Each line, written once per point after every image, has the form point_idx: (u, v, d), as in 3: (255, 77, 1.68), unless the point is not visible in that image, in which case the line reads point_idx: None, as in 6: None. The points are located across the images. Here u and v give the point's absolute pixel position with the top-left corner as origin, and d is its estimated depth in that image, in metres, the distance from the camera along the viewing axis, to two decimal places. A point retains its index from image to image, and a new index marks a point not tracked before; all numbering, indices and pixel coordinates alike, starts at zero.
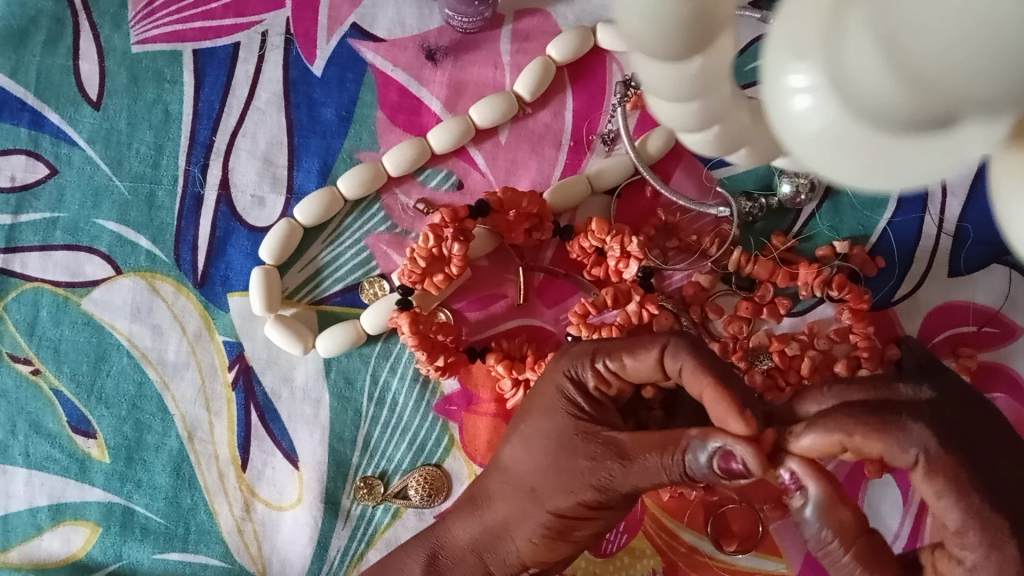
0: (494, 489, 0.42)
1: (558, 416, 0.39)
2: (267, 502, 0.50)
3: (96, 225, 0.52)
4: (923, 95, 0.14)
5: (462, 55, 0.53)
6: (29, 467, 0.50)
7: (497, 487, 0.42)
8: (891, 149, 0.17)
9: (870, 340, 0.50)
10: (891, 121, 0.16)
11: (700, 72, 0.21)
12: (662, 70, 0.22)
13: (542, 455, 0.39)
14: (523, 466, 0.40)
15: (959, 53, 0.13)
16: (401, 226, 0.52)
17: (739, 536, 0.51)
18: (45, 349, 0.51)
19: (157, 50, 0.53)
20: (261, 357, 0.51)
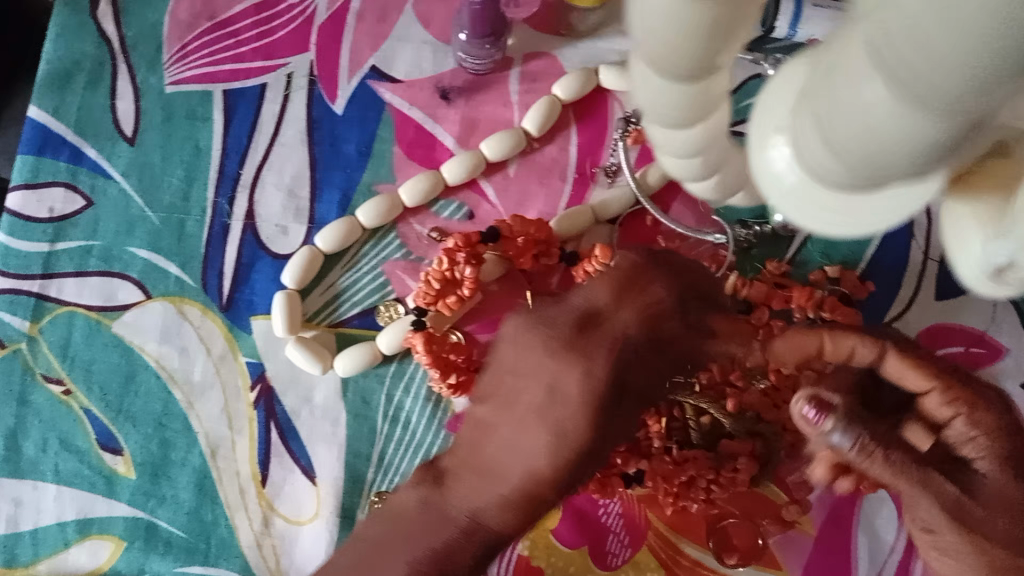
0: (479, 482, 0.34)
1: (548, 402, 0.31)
2: (286, 517, 0.52)
3: (129, 252, 0.55)
4: (877, 155, 0.13)
5: (475, 95, 0.57)
6: (58, 483, 0.52)
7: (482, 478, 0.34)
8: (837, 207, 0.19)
9: None
10: (841, 180, 0.15)
11: (705, 134, 0.24)
12: (671, 134, 0.24)
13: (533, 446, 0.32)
14: (513, 458, 0.33)
15: (885, 109, 0.12)
16: (416, 254, 0.55)
17: (740, 550, 0.53)
18: (78, 369, 0.54)
19: (189, 90, 0.57)
20: (283, 377, 0.53)
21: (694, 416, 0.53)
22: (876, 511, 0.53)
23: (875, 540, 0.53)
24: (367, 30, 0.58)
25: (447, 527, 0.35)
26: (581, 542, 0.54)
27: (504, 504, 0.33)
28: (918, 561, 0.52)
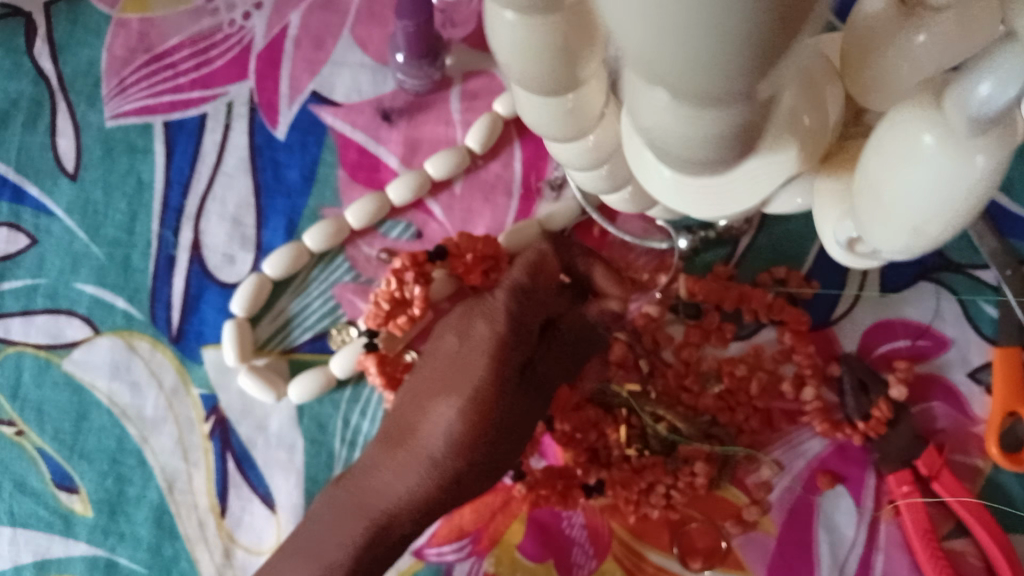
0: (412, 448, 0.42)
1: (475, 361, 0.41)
2: (247, 547, 0.51)
3: (75, 289, 0.55)
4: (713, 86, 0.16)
5: (416, 115, 0.57)
6: (14, 525, 0.52)
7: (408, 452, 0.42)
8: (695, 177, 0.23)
9: (814, 359, 0.52)
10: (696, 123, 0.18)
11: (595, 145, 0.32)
12: (572, 147, 0.33)
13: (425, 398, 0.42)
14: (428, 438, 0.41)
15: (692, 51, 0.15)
16: (365, 276, 0.55)
17: (704, 553, 0.51)
18: (29, 410, 0.53)
19: (129, 124, 0.58)
20: (236, 407, 0.53)
21: (653, 423, 0.52)
22: (835, 506, 0.52)
23: (837, 537, 0.51)
24: (305, 56, 0.58)
25: (409, 476, 0.42)
26: (542, 554, 0.52)
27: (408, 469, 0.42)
28: (880, 555, 0.51)
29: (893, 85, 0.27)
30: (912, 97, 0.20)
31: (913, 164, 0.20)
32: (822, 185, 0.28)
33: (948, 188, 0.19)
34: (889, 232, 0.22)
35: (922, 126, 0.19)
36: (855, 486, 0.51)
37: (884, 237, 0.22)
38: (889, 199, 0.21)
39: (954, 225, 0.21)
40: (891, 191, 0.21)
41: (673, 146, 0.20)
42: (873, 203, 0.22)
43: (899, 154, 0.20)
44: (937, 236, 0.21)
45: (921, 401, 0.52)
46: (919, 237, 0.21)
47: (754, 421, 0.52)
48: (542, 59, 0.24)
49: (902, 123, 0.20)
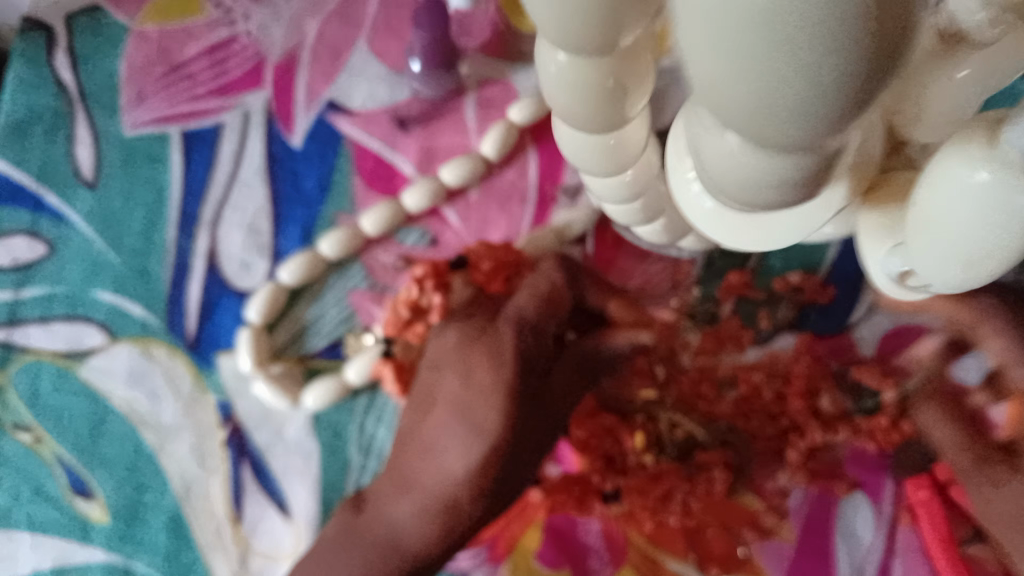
0: (419, 467, 0.43)
1: (478, 375, 0.42)
2: (263, 554, 0.51)
3: (93, 297, 0.55)
4: None
5: (431, 123, 0.58)
6: (32, 531, 0.51)
7: (424, 470, 0.43)
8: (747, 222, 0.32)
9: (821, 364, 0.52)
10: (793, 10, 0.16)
11: (633, 178, 0.37)
12: (611, 182, 0.38)
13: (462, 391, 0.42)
14: (449, 448, 0.41)
15: None
16: (380, 283, 0.55)
17: (719, 560, 0.51)
18: (47, 417, 0.53)
19: (147, 133, 0.58)
20: (253, 415, 0.53)
21: (668, 429, 0.52)
22: (854, 512, 0.51)
23: (854, 543, 0.50)
24: (321, 65, 0.59)
25: (423, 489, 0.42)
26: (557, 560, 0.51)
27: (420, 506, 0.42)
28: (898, 562, 0.50)
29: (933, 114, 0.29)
30: (961, 135, 0.23)
31: (959, 195, 0.23)
32: (867, 218, 0.32)
33: (993, 211, 0.22)
34: (939, 263, 0.25)
35: (972, 166, 0.22)
36: (873, 492, 0.51)
37: (934, 267, 0.26)
38: (942, 228, 0.24)
39: (996, 258, 0.24)
40: (946, 223, 0.24)
41: (751, 199, 0.24)
42: (922, 229, 0.25)
43: (946, 191, 0.23)
44: (989, 265, 0.24)
45: None
46: (971, 268, 0.25)
47: (770, 428, 0.51)
48: (593, 105, 0.29)
49: (949, 165, 0.23)
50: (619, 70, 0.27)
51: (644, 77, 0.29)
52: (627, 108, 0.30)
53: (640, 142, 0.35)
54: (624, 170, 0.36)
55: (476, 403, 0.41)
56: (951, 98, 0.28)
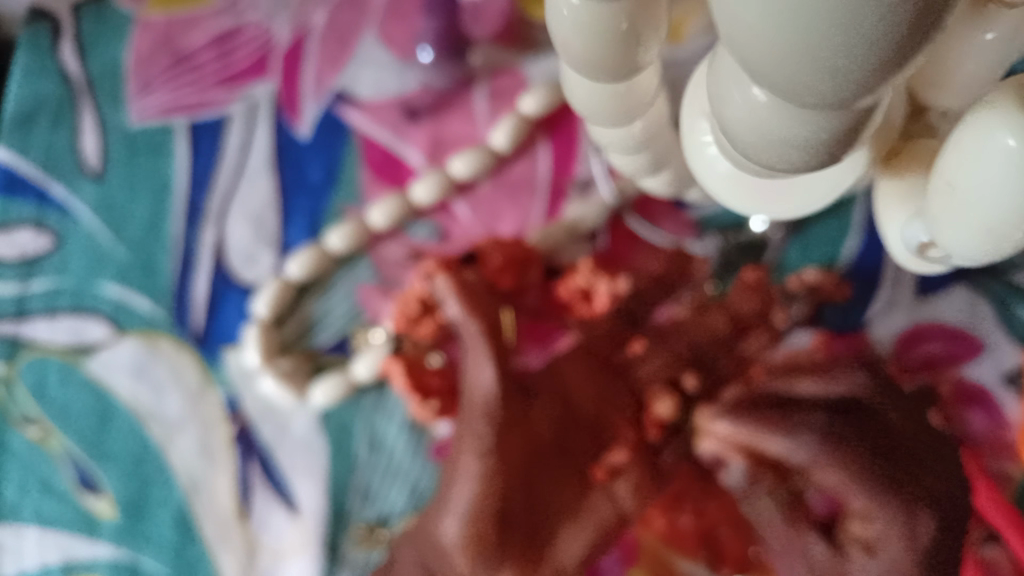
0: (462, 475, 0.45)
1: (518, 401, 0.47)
2: (271, 550, 0.50)
3: (100, 290, 0.55)
4: None
5: (441, 113, 0.57)
6: (41, 525, 0.51)
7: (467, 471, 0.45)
8: (760, 190, 0.33)
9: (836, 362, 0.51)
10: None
11: (641, 129, 0.36)
12: (617, 133, 0.37)
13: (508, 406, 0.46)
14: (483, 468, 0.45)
15: None
16: (388, 277, 0.54)
17: (732, 560, 0.50)
18: (54, 411, 0.53)
19: (153, 124, 0.58)
20: (259, 411, 0.53)
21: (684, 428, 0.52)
22: None
23: None
24: (329, 53, 0.58)
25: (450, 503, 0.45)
26: None
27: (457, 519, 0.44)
28: None
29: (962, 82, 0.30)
30: (991, 97, 0.24)
31: (989, 161, 0.24)
32: (889, 186, 0.34)
33: (1014, 177, 0.23)
34: (960, 237, 0.27)
35: (1001, 131, 0.23)
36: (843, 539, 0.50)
37: (961, 241, 0.27)
38: (969, 197, 0.25)
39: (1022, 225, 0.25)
40: (971, 191, 0.25)
41: (767, 158, 0.25)
42: (943, 202, 0.26)
43: (976, 153, 0.24)
44: (1013, 234, 0.25)
45: (959, 408, 0.51)
46: (996, 237, 0.26)
47: None
48: (607, 50, 0.28)
49: (984, 129, 0.23)
50: (635, 15, 0.27)
51: (663, 22, 0.28)
52: (642, 57, 0.29)
53: (652, 91, 0.34)
54: (632, 121, 0.35)
55: (569, 436, 0.47)
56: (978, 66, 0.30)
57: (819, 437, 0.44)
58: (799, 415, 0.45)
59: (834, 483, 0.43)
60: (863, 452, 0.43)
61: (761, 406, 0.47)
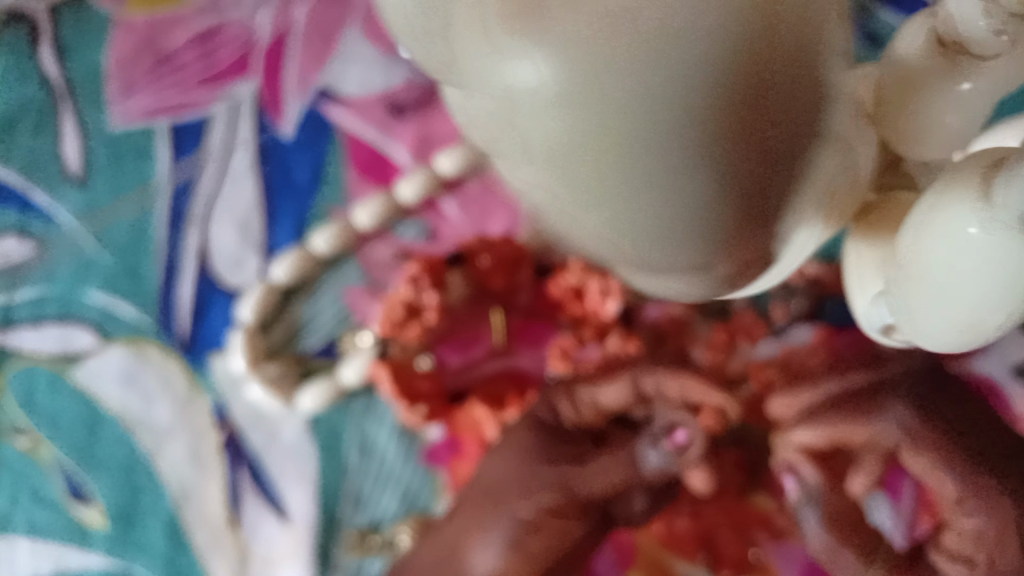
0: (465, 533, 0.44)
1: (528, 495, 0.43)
2: (262, 558, 0.50)
3: (86, 297, 0.54)
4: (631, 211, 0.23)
5: (429, 108, 0.56)
6: (31, 535, 0.51)
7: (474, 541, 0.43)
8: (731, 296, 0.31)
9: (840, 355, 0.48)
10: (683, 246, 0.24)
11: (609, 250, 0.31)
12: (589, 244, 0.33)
13: (515, 479, 0.43)
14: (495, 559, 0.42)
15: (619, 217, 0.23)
16: (376, 278, 0.53)
17: (730, 562, 0.49)
18: (43, 419, 0.52)
19: (135, 128, 0.57)
20: (248, 417, 0.52)
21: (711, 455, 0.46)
22: None
23: None
24: (313, 52, 0.58)
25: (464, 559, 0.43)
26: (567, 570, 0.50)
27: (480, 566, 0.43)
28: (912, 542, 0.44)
29: (943, 136, 0.30)
30: (956, 180, 0.24)
31: (965, 257, 0.24)
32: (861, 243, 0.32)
33: (993, 266, 0.23)
34: (934, 326, 0.26)
35: (964, 221, 0.23)
36: None
37: (932, 329, 0.27)
38: (939, 288, 0.25)
39: (998, 308, 0.24)
40: (939, 282, 0.25)
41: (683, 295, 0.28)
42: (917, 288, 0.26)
43: (945, 240, 0.24)
44: (985, 330, 0.25)
45: None
46: (967, 332, 0.26)
47: None
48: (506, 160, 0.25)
49: (950, 217, 0.24)
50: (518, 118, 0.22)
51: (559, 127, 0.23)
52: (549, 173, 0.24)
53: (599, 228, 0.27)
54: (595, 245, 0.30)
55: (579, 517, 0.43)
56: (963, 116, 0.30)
57: (916, 418, 0.35)
58: (869, 398, 0.37)
59: (921, 472, 0.35)
60: (964, 449, 0.35)
61: (828, 403, 0.38)
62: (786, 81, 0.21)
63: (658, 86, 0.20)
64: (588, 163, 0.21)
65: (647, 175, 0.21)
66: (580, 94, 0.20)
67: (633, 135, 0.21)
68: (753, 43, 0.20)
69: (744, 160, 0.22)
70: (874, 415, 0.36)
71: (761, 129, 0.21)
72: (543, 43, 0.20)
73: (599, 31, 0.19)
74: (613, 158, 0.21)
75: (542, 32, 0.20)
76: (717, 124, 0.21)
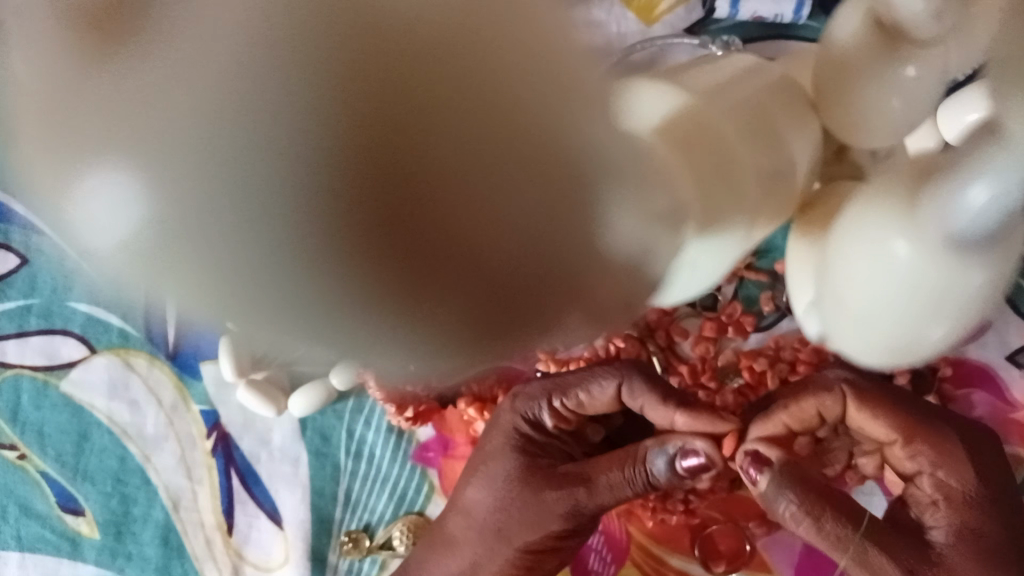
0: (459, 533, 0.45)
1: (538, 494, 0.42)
2: (256, 564, 0.50)
3: (67, 307, 0.53)
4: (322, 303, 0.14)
5: None
6: (21, 549, 0.51)
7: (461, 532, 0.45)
8: (709, 272, 0.35)
9: None
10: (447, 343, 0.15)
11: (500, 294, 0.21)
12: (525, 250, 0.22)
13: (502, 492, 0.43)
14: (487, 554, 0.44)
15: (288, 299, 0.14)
16: None
17: (727, 556, 0.49)
18: (30, 433, 0.52)
19: None
20: (238, 421, 0.51)
21: None
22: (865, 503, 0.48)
23: None
24: None
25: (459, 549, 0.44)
26: None
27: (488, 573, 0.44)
28: None
29: (887, 123, 0.37)
30: (882, 203, 0.31)
31: (896, 269, 0.30)
32: (802, 237, 0.40)
33: (929, 278, 0.30)
34: (869, 352, 0.36)
35: (896, 236, 0.30)
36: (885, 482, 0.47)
37: (862, 351, 0.36)
38: (881, 305, 0.32)
39: (933, 322, 0.32)
40: (885, 301, 0.32)
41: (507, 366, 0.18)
42: (838, 311, 0.35)
43: (873, 256, 0.31)
44: (891, 350, 0.34)
45: (962, 389, 0.48)
46: (899, 352, 0.35)
47: None
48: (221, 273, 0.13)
49: (874, 232, 0.31)
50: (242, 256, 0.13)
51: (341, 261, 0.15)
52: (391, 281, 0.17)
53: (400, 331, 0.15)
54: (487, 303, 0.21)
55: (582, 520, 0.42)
56: (903, 103, 0.36)
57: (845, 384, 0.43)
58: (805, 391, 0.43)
59: (867, 424, 0.43)
60: (893, 404, 0.42)
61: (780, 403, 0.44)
62: (453, 85, 0.13)
63: (244, 202, 0.13)
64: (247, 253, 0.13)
65: (231, 253, 0.13)
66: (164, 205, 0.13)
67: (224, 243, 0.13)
68: (355, 114, 0.13)
69: (419, 217, 0.13)
70: (815, 392, 0.43)
71: (419, 207, 0.13)
72: (150, 145, 0.13)
73: (234, 88, 0.13)
74: (231, 255, 0.13)
75: (183, 149, 0.13)
76: (344, 141, 0.13)
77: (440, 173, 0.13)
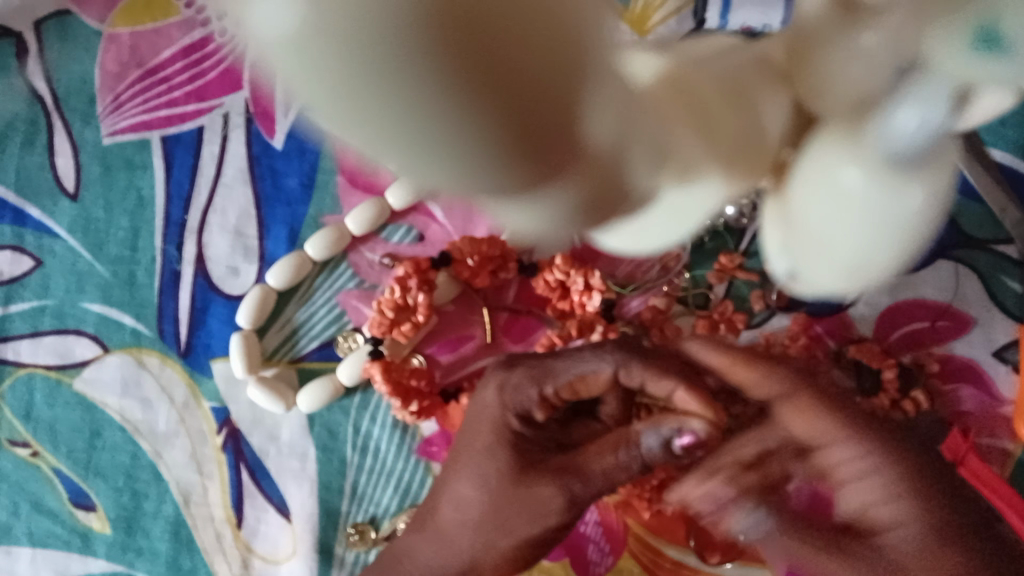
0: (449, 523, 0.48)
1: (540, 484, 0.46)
2: (265, 556, 0.51)
3: (81, 308, 0.55)
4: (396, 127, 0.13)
5: None
6: (33, 545, 0.52)
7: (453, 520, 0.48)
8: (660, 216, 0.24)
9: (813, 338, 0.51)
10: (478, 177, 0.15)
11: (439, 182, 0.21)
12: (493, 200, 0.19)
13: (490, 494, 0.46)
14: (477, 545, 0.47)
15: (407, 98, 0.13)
16: (368, 281, 0.54)
17: (721, 547, 0.51)
18: (42, 430, 0.54)
19: (126, 140, 0.58)
20: (247, 418, 0.53)
21: None
22: None
23: None
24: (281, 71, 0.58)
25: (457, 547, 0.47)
26: (560, 554, 0.53)
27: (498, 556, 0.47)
28: None
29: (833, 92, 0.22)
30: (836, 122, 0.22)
31: (849, 213, 0.22)
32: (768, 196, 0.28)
33: (883, 218, 0.21)
34: (825, 270, 0.26)
35: (844, 165, 0.21)
36: None
37: (820, 270, 0.26)
38: (829, 237, 0.23)
39: (885, 249, 0.23)
40: (838, 236, 0.23)
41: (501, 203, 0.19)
42: (802, 239, 0.25)
43: (813, 198, 0.23)
44: (863, 268, 0.24)
45: (948, 384, 0.50)
46: (855, 273, 0.25)
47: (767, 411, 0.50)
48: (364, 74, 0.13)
49: (824, 159, 0.22)
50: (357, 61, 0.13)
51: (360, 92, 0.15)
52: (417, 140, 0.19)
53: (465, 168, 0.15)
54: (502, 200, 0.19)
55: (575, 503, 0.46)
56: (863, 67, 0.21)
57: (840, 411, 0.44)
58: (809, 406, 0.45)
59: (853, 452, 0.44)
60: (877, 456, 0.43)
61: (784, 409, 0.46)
62: None
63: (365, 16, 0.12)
64: (392, 93, 0.13)
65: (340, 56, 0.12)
66: (335, 17, 0.12)
67: (386, 66, 0.12)
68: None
69: (512, 69, 0.13)
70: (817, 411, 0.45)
71: (505, 63, 0.13)
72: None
73: None
74: (366, 50, 0.12)
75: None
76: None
77: (504, 43, 0.13)
